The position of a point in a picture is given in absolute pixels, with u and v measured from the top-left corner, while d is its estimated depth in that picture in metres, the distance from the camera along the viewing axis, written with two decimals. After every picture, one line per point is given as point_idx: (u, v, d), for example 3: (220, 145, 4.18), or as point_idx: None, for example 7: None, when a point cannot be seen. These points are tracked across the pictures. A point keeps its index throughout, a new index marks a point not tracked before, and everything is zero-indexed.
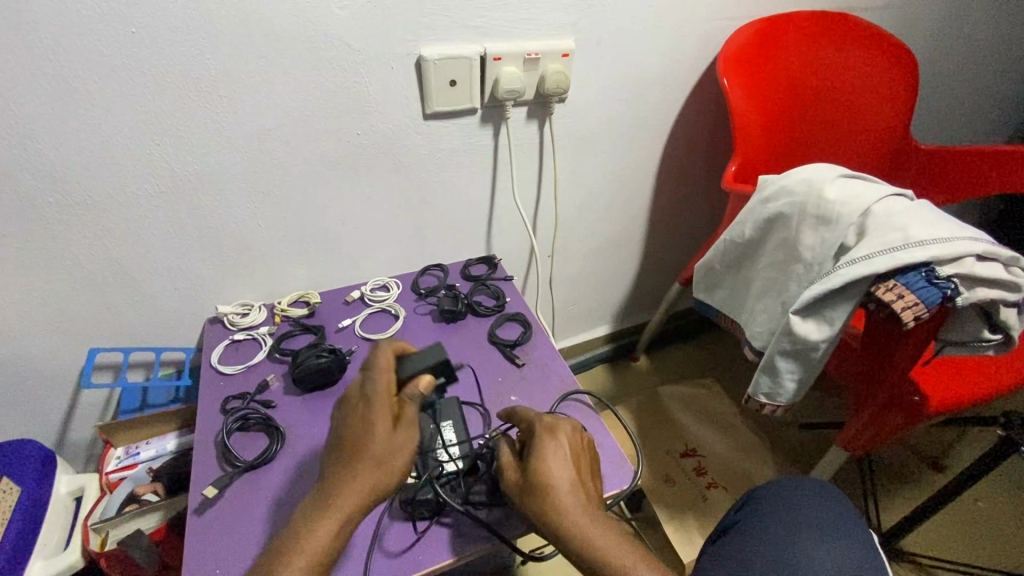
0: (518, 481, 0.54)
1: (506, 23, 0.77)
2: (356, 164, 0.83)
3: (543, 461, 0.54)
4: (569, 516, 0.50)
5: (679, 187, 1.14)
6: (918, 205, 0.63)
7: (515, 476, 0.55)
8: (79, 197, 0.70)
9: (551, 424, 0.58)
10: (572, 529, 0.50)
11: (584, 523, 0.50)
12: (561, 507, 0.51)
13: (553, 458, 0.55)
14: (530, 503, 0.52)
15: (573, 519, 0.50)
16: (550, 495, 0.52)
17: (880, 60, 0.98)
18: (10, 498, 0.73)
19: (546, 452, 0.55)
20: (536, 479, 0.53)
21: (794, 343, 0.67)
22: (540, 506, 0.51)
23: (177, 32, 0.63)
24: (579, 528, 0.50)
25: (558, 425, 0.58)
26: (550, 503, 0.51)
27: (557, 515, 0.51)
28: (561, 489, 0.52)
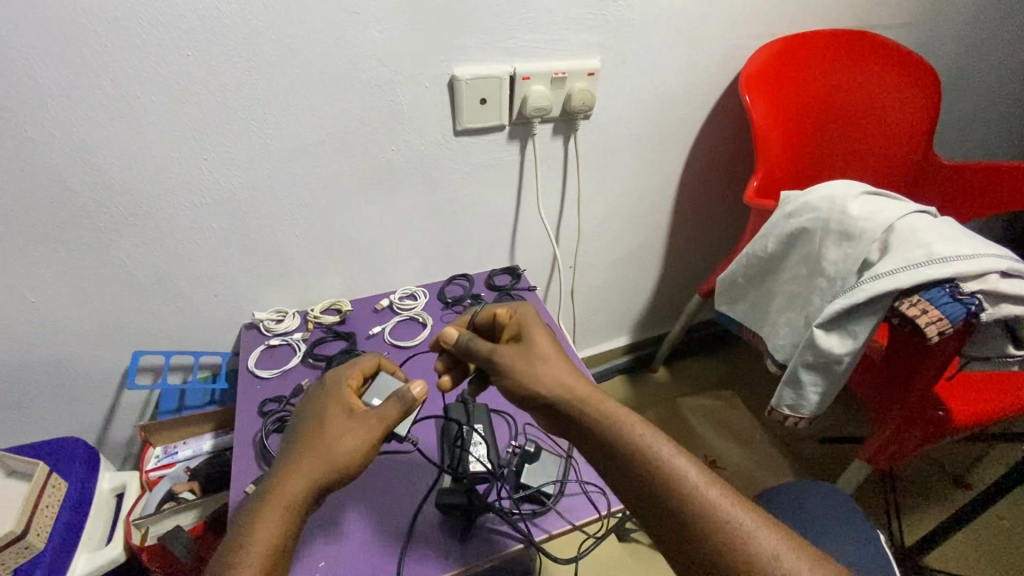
0: (515, 363, 0.56)
1: (535, 44, 0.81)
2: (387, 177, 0.86)
3: (539, 350, 0.57)
4: (579, 398, 0.52)
5: (700, 201, 1.16)
6: (941, 222, 0.64)
7: (510, 360, 0.57)
8: (132, 207, 0.75)
9: (531, 321, 0.61)
10: (584, 409, 0.52)
11: (589, 400, 0.52)
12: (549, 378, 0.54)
13: (553, 348, 0.58)
14: (524, 382, 0.55)
15: (583, 397, 0.52)
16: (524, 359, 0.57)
17: (902, 78, 0.99)
18: (58, 493, 0.77)
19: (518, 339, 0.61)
20: (530, 365, 0.56)
21: (817, 356, 0.68)
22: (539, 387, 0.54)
23: (230, 54, 0.68)
24: (592, 406, 0.51)
25: (533, 322, 0.62)
26: (557, 385, 0.53)
27: (563, 396, 0.53)
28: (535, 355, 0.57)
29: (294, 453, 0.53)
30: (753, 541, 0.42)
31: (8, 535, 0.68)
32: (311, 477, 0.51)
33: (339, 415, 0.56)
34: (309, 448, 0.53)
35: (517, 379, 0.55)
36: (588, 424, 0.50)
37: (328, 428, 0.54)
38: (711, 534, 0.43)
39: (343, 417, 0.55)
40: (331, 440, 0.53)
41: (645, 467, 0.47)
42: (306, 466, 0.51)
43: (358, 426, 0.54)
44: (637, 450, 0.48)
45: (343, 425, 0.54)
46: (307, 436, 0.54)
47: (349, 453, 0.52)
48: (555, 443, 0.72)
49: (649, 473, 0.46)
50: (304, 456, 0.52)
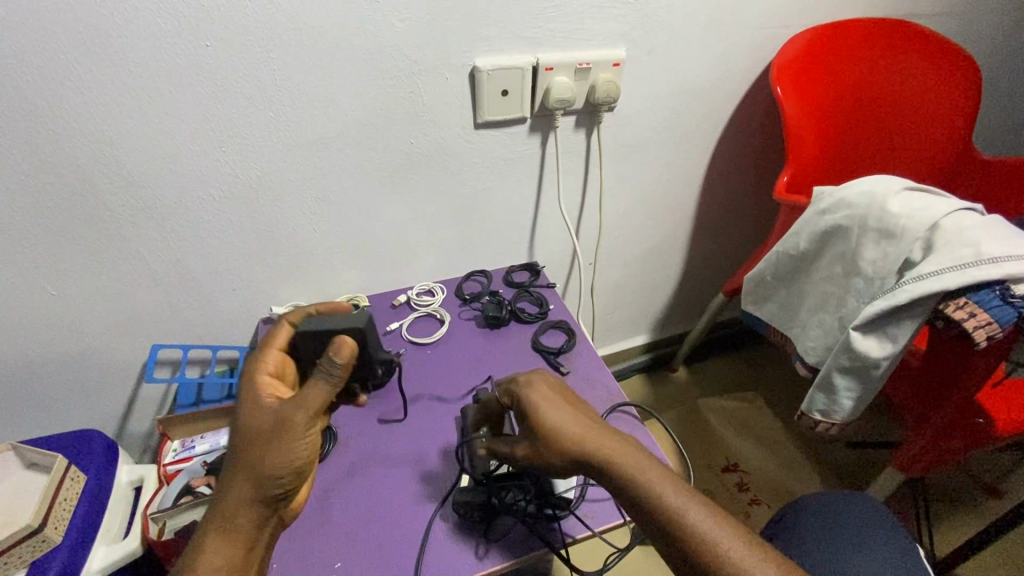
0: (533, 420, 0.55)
1: (558, 34, 0.78)
2: (406, 171, 0.85)
3: (556, 415, 0.55)
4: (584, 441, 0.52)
5: (724, 197, 1.12)
6: (990, 220, 0.60)
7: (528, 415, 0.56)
8: (151, 200, 0.74)
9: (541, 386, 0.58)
10: (617, 475, 0.50)
11: (623, 467, 0.50)
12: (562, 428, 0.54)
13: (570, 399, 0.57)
14: (557, 449, 0.53)
15: (615, 461, 0.51)
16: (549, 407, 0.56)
17: (943, 68, 0.94)
18: (76, 486, 0.77)
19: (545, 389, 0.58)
20: (554, 433, 0.54)
21: (852, 359, 0.65)
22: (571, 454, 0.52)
23: (248, 44, 0.66)
24: (596, 453, 0.51)
25: (544, 386, 0.59)
26: (587, 449, 0.52)
27: (596, 463, 0.51)
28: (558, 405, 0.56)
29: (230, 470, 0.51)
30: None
31: (24, 530, 0.69)
32: (252, 496, 0.50)
33: (263, 407, 0.52)
34: (241, 460, 0.50)
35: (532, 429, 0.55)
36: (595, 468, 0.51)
37: (254, 431, 0.51)
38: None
39: (272, 412, 0.51)
40: (263, 446, 0.50)
41: (683, 537, 0.46)
42: (243, 483, 0.50)
43: (279, 421, 0.50)
44: (675, 520, 0.46)
45: (271, 419, 0.51)
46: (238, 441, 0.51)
47: (290, 458, 0.50)
48: None
49: (690, 544, 0.46)
50: (236, 474, 0.50)
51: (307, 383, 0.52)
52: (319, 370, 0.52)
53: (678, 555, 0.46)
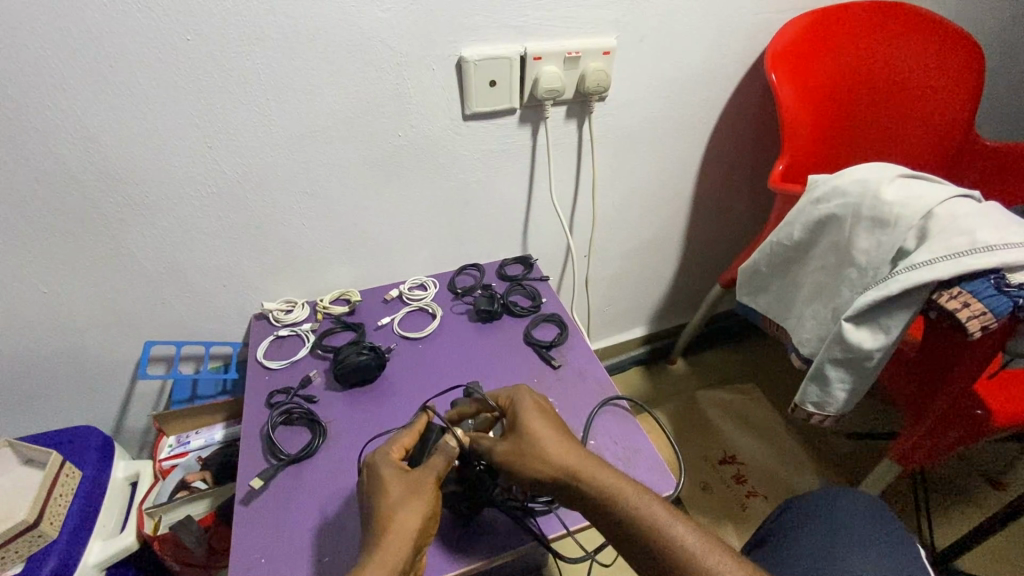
0: (520, 454, 0.54)
1: (547, 23, 0.77)
2: (395, 164, 0.84)
3: (547, 438, 0.54)
4: (579, 475, 0.52)
5: (721, 187, 1.11)
6: (987, 208, 0.58)
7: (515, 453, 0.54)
8: (138, 197, 0.74)
9: (530, 405, 0.58)
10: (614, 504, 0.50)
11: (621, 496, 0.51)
12: (555, 463, 0.53)
13: (552, 430, 0.56)
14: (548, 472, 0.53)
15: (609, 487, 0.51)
16: (534, 443, 0.54)
17: (945, 51, 0.92)
18: (71, 483, 0.78)
19: (531, 420, 0.56)
20: (546, 455, 0.53)
21: (845, 351, 0.64)
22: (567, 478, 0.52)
23: (229, 37, 0.66)
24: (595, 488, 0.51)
25: (535, 405, 0.58)
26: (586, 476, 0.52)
27: (592, 490, 0.51)
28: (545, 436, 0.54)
29: (370, 546, 0.49)
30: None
31: (20, 525, 0.69)
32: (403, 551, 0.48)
33: (402, 479, 0.53)
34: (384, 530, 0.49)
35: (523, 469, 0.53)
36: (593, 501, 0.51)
37: (390, 503, 0.51)
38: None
39: (399, 486, 0.53)
40: (398, 519, 0.50)
41: (677, 563, 0.47)
42: (396, 543, 0.48)
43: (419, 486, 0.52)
44: (671, 548, 0.48)
45: (403, 490, 0.52)
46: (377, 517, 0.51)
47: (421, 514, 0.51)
48: None
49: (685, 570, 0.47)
50: (385, 545, 0.48)
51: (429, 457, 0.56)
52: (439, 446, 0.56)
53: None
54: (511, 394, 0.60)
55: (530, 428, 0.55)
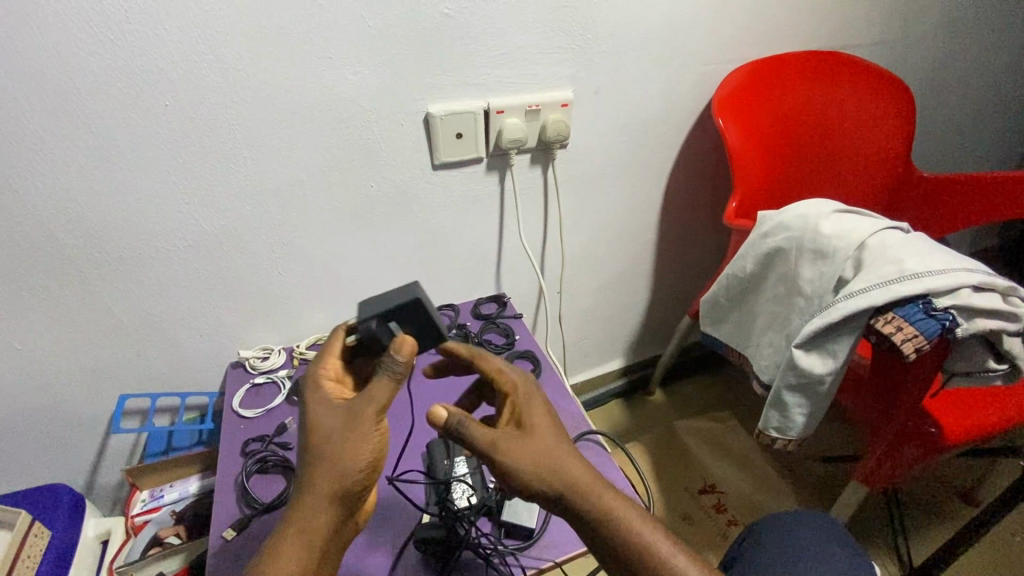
0: (519, 455, 0.48)
1: (507, 80, 0.83)
2: (368, 211, 0.87)
3: (551, 447, 0.50)
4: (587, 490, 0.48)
5: (683, 223, 1.16)
6: (914, 238, 0.64)
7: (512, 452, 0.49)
8: (116, 252, 0.76)
9: (544, 404, 0.54)
10: (630, 539, 0.47)
11: (637, 530, 0.47)
12: (559, 469, 0.49)
13: (557, 429, 0.52)
14: (546, 481, 0.48)
15: (626, 524, 0.47)
16: (536, 432, 0.51)
17: (875, 96, 1.01)
18: (40, 542, 0.76)
19: (536, 413, 0.53)
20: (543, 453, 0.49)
21: (799, 376, 0.67)
22: (578, 500, 0.48)
23: (208, 102, 0.70)
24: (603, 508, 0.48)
25: (542, 406, 0.54)
26: (599, 505, 0.48)
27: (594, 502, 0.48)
28: (549, 431, 0.51)
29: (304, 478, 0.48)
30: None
31: None
32: (326, 495, 0.47)
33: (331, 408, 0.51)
34: (316, 460, 0.48)
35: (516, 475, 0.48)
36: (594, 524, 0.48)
37: (322, 440, 0.49)
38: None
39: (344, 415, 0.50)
40: (330, 453, 0.48)
41: None
42: (320, 487, 0.47)
43: (362, 424, 0.49)
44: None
45: (336, 424, 0.49)
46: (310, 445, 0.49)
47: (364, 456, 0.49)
48: None
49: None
50: (313, 478, 0.48)
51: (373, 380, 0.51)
52: (382, 369, 0.51)
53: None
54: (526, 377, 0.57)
55: (536, 420, 0.52)
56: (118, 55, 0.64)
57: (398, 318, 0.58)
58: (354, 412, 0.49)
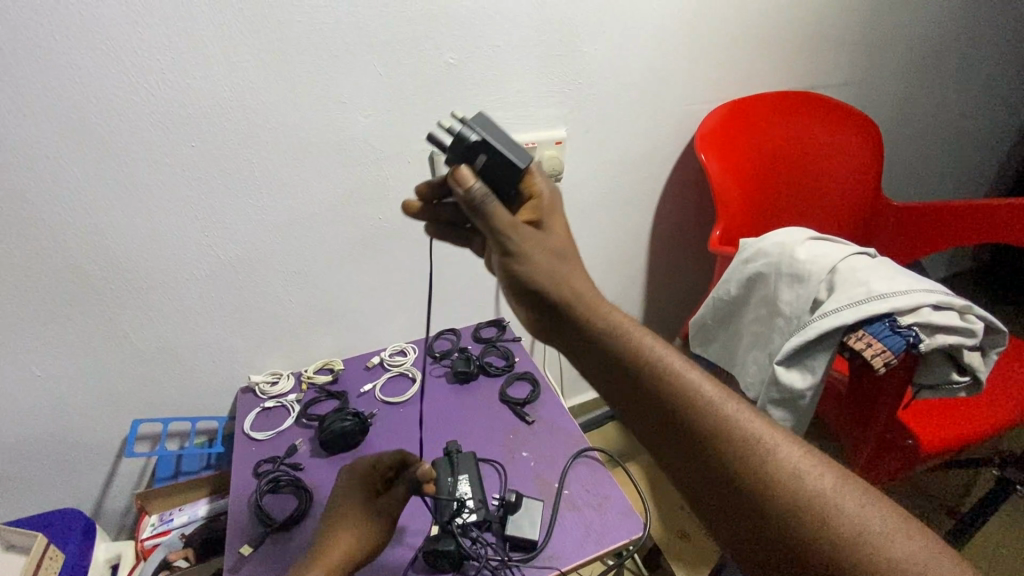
0: (529, 248, 0.47)
1: (506, 120, 0.90)
2: (375, 241, 0.93)
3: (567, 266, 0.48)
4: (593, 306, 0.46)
5: (672, 249, 1.23)
6: (879, 262, 0.70)
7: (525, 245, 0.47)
8: (138, 281, 0.80)
9: (560, 218, 0.50)
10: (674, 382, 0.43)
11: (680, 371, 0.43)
12: (569, 279, 0.47)
13: (567, 241, 0.50)
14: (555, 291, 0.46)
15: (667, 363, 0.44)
16: (548, 239, 0.49)
17: (844, 132, 1.09)
18: (54, 565, 0.78)
19: (553, 229, 0.49)
20: (556, 263, 0.48)
21: (781, 392, 0.72)
22: (611, 332, 0.45)
23: (231, 144, 0.76)
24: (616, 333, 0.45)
25: (561, 218, 0.50)
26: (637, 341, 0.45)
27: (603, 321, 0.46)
28: (563, 242, 0.49)
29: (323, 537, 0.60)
30: (817, 501, 0.39)
31: None
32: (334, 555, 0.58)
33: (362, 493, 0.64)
34: (335, 532, 0.60)
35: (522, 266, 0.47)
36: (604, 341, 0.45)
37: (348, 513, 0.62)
38: (795, 524, 0.39)
39: (363, 506, 0.63)
40: (349, 525, 0.61)
41: (699, 411, 0.42)
42: (337, 545, 0.59)
43: (378, 511, 0.63)
44: (739, 435, 0.41)
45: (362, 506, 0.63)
46: (331, 522, 0.62)
47: (365, 545, 0.60)
48: (543, 490, 0.74)
49: (740, 456, 0.41)
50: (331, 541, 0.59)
51: (401, 484, 0.66)
52: (412, 473, 0.67)
53: (715, 465, 0.41)
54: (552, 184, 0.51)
55: (548, 231, 0.49)
56: (152, 102, 0.70)
57: (489, 152, 0.48)
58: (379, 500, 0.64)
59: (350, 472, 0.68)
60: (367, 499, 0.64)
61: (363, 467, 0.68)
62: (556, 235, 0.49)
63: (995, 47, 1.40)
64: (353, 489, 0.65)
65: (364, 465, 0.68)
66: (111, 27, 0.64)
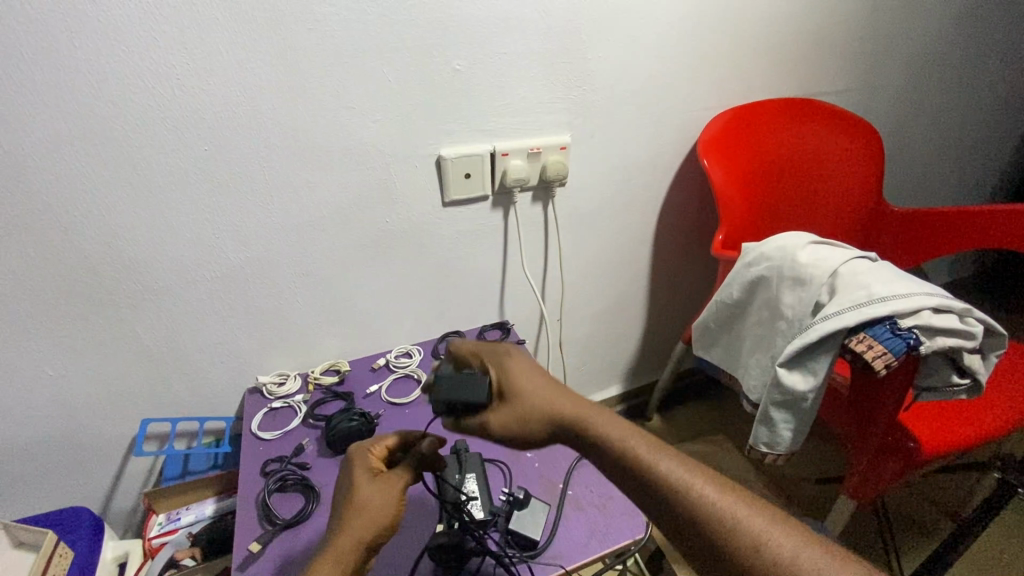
0: (503, 417, 0.55)
1: (511, 126, 0.91)
2: (382, 244, 0.94)
3: (538, 388, 0.55)
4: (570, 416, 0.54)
5: (675, 254, 1.24)
6: (880, 266, 0.71)
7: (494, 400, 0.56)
8: (149, 283, 0.82)
9: (523, 368, 0.58)
10: (648, 470, 0.48)
11: (656, 461, 0.49)
12: (536, 398, 0.55)
13: (529, 370, 0.58)
14: (536, 416, 0.54)
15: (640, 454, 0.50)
16: (513, 377, 0.56)
17: (845, 138, 1.11)
18: (64, 562, 0.79)
19: (514, 363, 0.58)
20: (523, 387, 0.55)
21: (783, 394, 0.73)
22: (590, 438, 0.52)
23: (243, 148, 0.78)
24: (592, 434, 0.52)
25: (525, 365, 0.58)
26: (618, 439, 0.51)
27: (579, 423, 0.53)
28: (534, 387, 0.55)
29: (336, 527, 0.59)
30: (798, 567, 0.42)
31: None
32: (354, 543, 0.57)
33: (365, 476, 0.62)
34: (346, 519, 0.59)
35: (499, 425, 0.54)
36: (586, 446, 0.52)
37: (354, 500, 0.60)
38: None
39: (372, 481, 0.61)
40: (358, 512, 0.59)
41: (678, 495, 0.47)
42: (351, 534, 0.58)
43: (385, 490, 0.61)
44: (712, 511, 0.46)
45: (368, 490, 0.61)
46: (342, 501, 0.61)
47: (383, 515, 0.59)
48: (548, 489, 0.75)
49: (728, 538, 0.44)
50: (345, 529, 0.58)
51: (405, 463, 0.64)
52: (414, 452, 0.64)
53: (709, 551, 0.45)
54: (510, 352, 0.59)
55: (511, 377, 0.56)
56: (168, 108, 0.72)
57: (445, 389, 0.56)
58: (385, 481, 0.62)
59: (347, 458, 0.65)
60: (370, 482, 0.61)
61: (362, 453, 0.65)
62: (518, 364, 0.58)
63: (994, 56, 1.41)
64: (359, 467, 0.63)
65: (362, 451, 0.65)
66: (129, 35, 0.66)
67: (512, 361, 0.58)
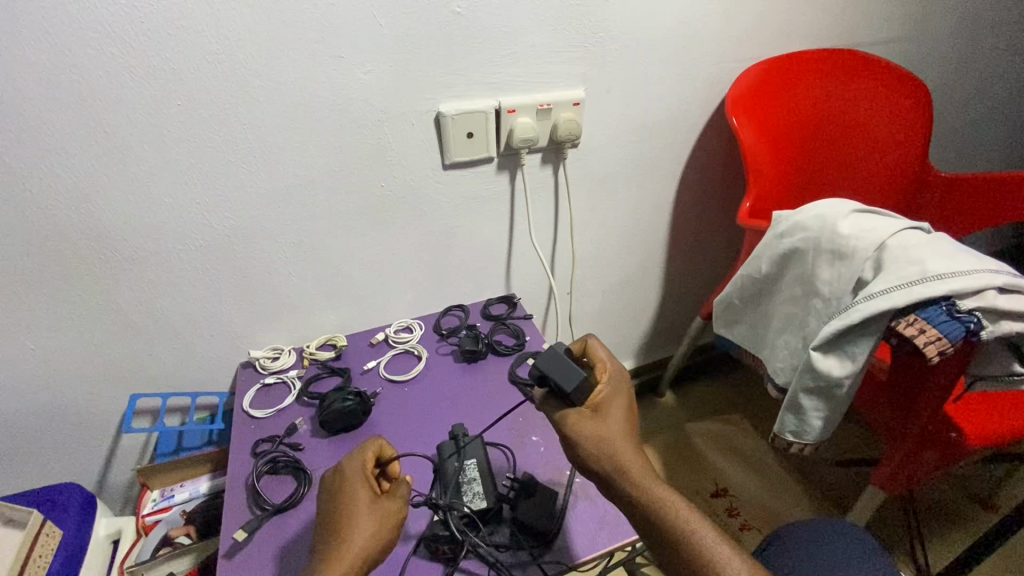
0: (582, 429, 0.54)
1: (519, 80, 0.82)
2: (377, 212, 0.87)
3: (621, 427, 0.55)
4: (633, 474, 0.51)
5: (695, 222, 1.15)
6: (935, 238, 0.62)
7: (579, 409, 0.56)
8: (127, 252, 0.76)
9: (621, 399, 0.57)
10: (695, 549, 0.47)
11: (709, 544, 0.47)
12: (609, 438, 0.53)
13: (623, 414, 0.56)
14: (603, 451, 0.53)
15: (701, 539, 0.47)
16: (603, 408, 0.56)
17: (891, 94, 0.99)
18: (52, 542, 0.76)
19: (612, 397, 0.57)
20: (607, 426, 0.54)
21: (816, 379, 0.66)
22: (650, 502, 0.50)
23: (220, 104, 0.70)
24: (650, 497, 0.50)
25: (622, 399, 0.57)
26: (673, 510, 0.49)
27: (641, 485, 0.51)
28: (614, 425, 0.54)
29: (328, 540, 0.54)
30: None
31: None
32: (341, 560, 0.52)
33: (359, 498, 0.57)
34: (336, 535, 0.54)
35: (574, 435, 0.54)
36: (641, 505, 0.50)
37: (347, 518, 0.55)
38: None
39: (368, 501, 0.57)
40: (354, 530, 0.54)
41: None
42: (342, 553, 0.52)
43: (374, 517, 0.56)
44: None
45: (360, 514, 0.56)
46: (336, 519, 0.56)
47: (369, 538, 0.54)
48: (554, 477, 0.70)
49: None
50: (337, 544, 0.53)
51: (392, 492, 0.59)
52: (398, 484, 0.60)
53: None
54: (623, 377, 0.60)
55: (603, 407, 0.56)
56: (132, 55, 0.63)
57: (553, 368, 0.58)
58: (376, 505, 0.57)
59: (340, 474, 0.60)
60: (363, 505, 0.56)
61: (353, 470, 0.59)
62: (615, 401, 0.57)
63: None
64: (353, 482, 0.58)
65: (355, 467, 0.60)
66: None
67: (616, 391, 0.58)
